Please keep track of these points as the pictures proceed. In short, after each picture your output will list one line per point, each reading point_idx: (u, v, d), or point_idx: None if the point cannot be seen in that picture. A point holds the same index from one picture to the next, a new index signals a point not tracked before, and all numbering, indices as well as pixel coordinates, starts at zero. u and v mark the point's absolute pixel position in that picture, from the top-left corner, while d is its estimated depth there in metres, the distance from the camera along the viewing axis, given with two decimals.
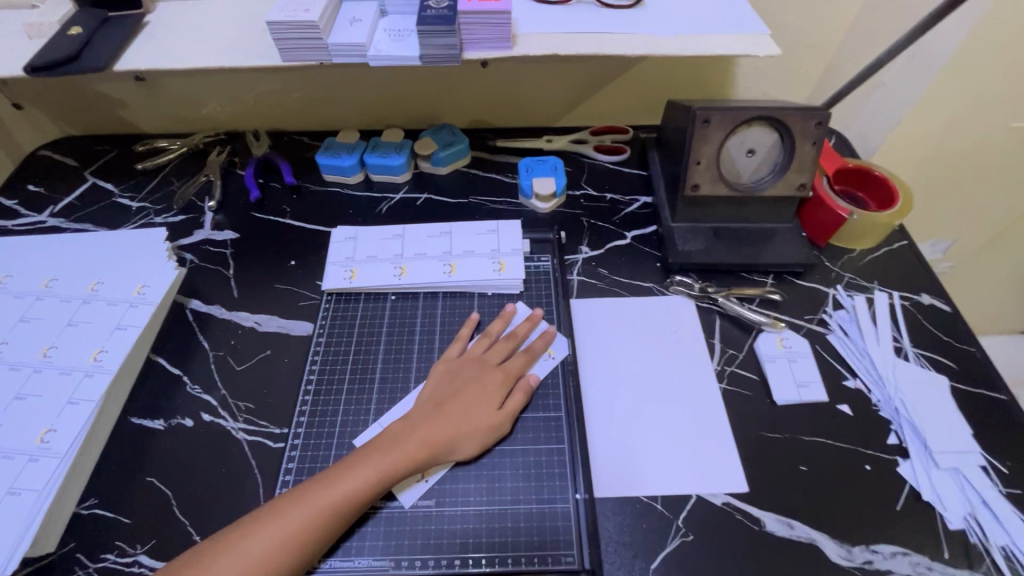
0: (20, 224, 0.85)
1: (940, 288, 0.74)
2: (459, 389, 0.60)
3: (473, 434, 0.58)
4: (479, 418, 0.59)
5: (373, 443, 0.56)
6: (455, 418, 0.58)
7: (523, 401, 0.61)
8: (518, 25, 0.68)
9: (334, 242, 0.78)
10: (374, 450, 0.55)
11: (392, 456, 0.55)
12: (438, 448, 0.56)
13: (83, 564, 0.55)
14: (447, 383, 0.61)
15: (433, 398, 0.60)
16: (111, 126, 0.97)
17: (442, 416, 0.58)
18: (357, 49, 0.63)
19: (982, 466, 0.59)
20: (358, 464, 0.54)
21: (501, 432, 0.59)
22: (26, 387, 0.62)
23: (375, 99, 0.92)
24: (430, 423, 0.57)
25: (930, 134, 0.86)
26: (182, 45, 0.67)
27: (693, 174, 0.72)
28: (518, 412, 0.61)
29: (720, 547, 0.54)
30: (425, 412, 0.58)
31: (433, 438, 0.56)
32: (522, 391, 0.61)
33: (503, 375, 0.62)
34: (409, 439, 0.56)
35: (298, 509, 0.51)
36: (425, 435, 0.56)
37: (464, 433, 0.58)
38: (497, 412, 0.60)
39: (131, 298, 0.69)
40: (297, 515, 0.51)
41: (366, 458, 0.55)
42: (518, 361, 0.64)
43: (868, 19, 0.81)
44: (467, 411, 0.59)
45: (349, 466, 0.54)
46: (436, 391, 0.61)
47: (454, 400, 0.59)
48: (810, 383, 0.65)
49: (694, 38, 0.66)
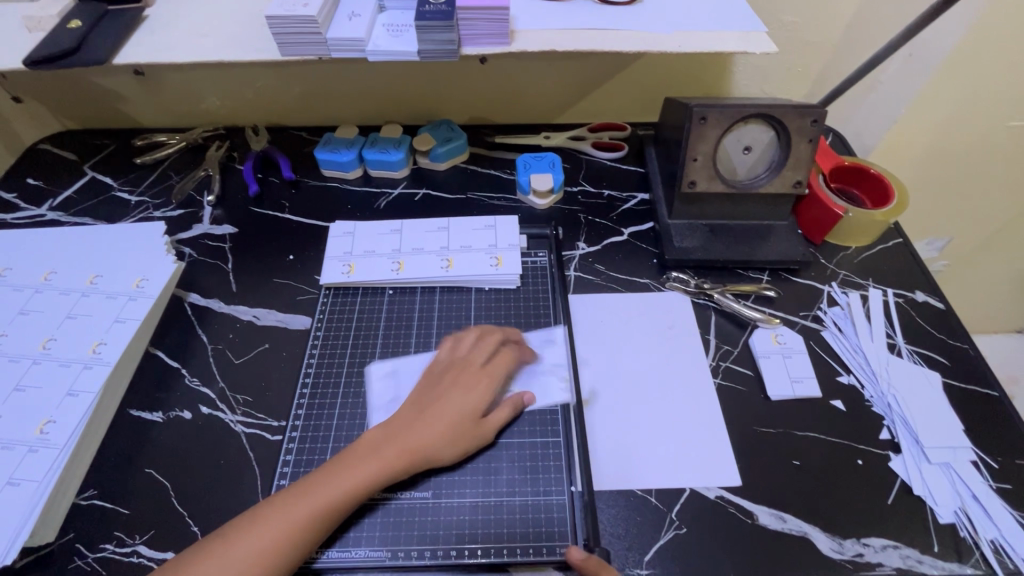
0: (19, 217, 0.85)
1: (934, 286, 0.75)
2: (442, 394, 0.59)
3: (454, 442, 0.57)
4: (460, 426, 0.57)
5: (356, 447, 0.56)
6: (435, 425, 0.57)
7: (509, 416, 0.60)
8: (516, 21, 0.68)
9: (333, 237, 0.79)
10: (359, 455, 0.55)
11: (375, 463, 0.54)
12: (418, 455, 0.55)
13: (83, 554, 0.55)
14: (432, 388, 0.60)
15: (417, 403, 0.59)
16: (111, 120, 0.97)
17: (423, 422, 0.57)
18: (356, 44, 0.64)
19: (973, 461, 0.60)
20: (343, 470, 0.53)
21: (484, 442, 0.58)
22: (26, 378, 0.62)
23: (375, 94, 0.92)
24: (411, 430, 0.56)
25: (926, 132, 0.86)
26: (181, 39, 0.67)
27: (690, 171, 0.73)
28: (504, 424, 0.60)
29: (712, 540, 0.55)
30: (408, 417, 0.58)
31: (413, 445, 0.55)
32: (510, 406, 0.60)
33: (492, 382, 0.60)
34: (390, 445, 0.55)
35: (288, 512, 0.51)
36: (406, 442, 0.55)
37: (445, 441, 0.56)
38: (481, 421, 0.58)
39: (130, 292, 0.70)
40: (286, 518, 0.50)
41: (351, 463, 0.54)
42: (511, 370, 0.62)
43: (864, 17, 0.81)
44: (449, 417, 0.57)
45: (334, 470, 0.54)
46: (420, 397, 0.59)
47: (435, 405, 0.58)
48: (804, 379, 0.65)
49: (692, 35, 0.66)
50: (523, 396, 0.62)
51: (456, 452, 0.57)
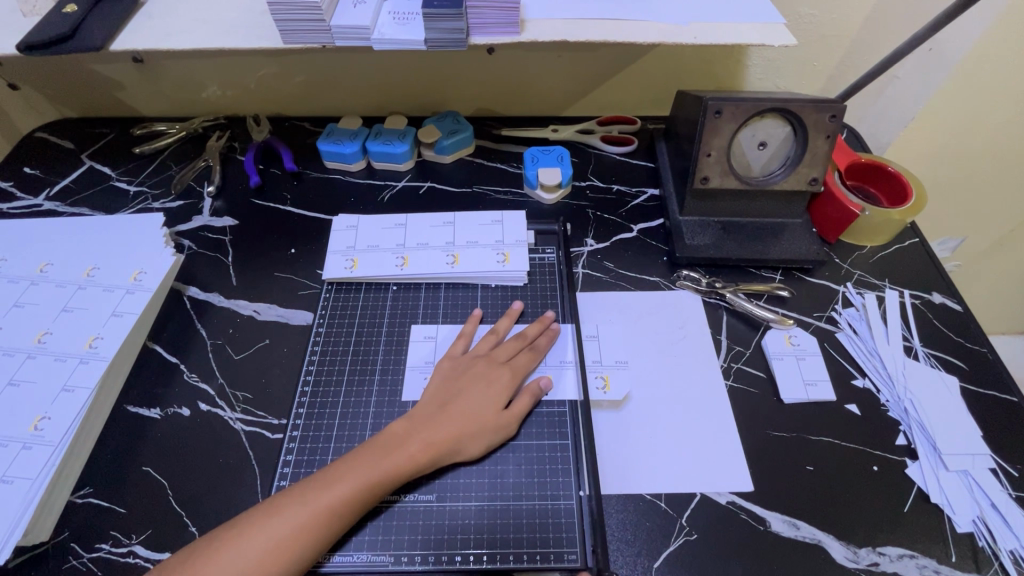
0: (15, 207, 0.84)
1: (952, 287, 0.73)
2: (463, 388, 0.58)
3: (478, 435, 0.56)
4: (481, 418, 0.57)
5: (374, 443, 0.54)
6: (457, 418, 0.56)
7: (529, 404, 0.59)
8: (527, 9, 0.66)
9: (335, 231, 0.77)
10: (377, 450, 0.53)
11: (394, 458, 0.53)
12: (441, 449, 0.54)
13: (78, 554, 0.54)
14: (452, 382, 0.59)
15: (436, 397, 0.58)
16: (109, 108, 0.95)
17: (445, 415, 0.56)
18: (361, 32, 0.61)
19: (991, 468, 0.58)
20: (360, 464, 0.52)
21: (507, 433, 0.58)
22: (20, 373, 0.60)
23: (379, 84, 0.90)
24: (433, 423, 0.55)
25: (945, 129, 0.84)
26: (180, 26, 0.65)
27: (703, 166, 0.71)
28: (524, 413, 0.60)
29: (724, 547, 0.53)
30: (428, 411, 0.57)
31: (435, 440, 0.54)
32: (527, 393, 0.60)
33: (510, 372, 0.60)
34: (411, 440, 0.54)
35: (298, 508, 0.49)
36: (427, 436, 0.55)
37: (468, 433, 0.56)
38: (502, 412, 0.58)
39: (128, 285, 0.68)
40: (298, 514, 0.49)
41: (368, 458, 0.53)
42: (524, 359, 0.62)
43: (884, 10, 0.79)
44: (471, 409, 0.57)
45: (350, 465, 0.52)
46: (439, 391, 0.59)
47: (454, 400, 0.57)
48: (818, 382, 0.64)
49: (708, 26, 0.64)
50: (540, 382, 0.61)
51: (479, 446, 0.56)
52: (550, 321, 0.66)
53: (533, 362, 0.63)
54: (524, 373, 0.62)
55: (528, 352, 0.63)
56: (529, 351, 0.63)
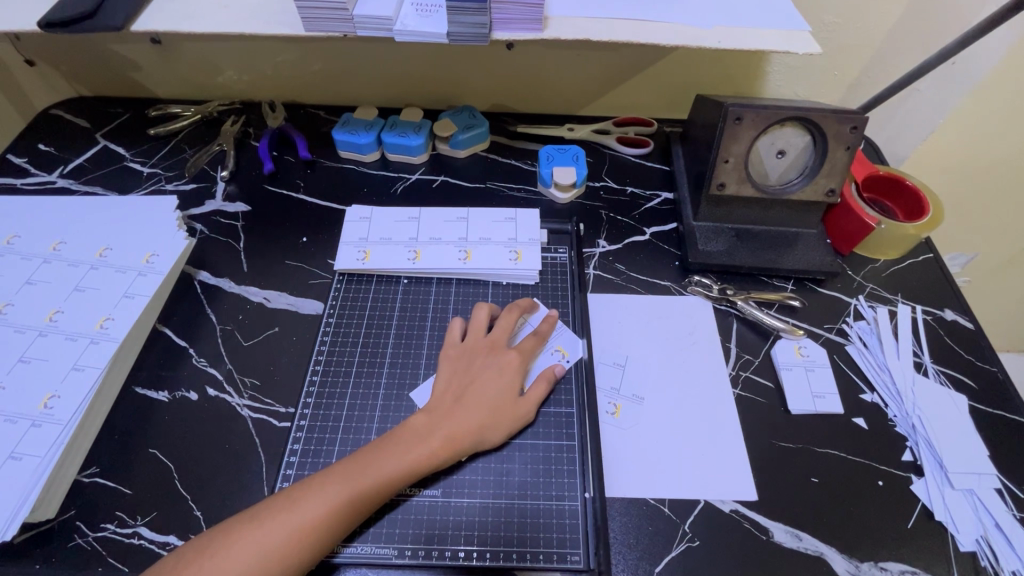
0: (29, 183, 0.84)
1: (964, 304, 0.72)
2: (477, 378, 0.59)
3: (496, 424, 0.56)
4: (498, 406, 0.57)
5: (392, 435, 0.54)
6: (475, 409, 0.56)
7: (544, 391, 0.60)
8: (550, 7, 0.65)
9: (349, 221, 0.77)
10: (397, 442, 0.53)
11: (415, 451, 0.53)
12: (461, 442, 0.55)
13: (83, 533, 0.54)
14: (462, 372, 0.59)
15: (451, 387, 0.58)
16: (124, 87, 0.95)
17: (463, 407, 0.56)
18: (384, 23, 0.61)
19: (997, 489, 0.58)
20: (381, 456, 0.52)
21: (524, 422, 0.59)
22: (31, 350, 0.61)
23: (397, 76, 0.90)
24: (453, 414, 0.56)
25: (964, 144, 0.84)
26: (202, 9, 0.65)
27: (720, 172, 0.70)
28: (540, 402, 0.60)
29: (727, 555, 0.53)
30: (444, 404, 0.57)
31: (455, 431, 0.55)
32: (544, 380, 0.61)
33: (521, 361, 0.61)
34: (430, 434, 0.54)
35: (320, 499, 0.49)
36: (448, 429, 0.55)
37: (487, 424, 0.56)
38: (519, 401, 0.59)
39: (140, 267, 0.68)
40: (320, 504, 0.49)
41: (390, 449, 0.53)
42: (530, 345, 0.63)
43: (909, 23, 0.78)
44: (487, 400, 0.57)
45: (369, 457, 0.52)
46: (451, 381, 0.59)
47: (470, 393, 0.58)
48: (826, 395, 0.63)
49: (733, 30, 0.64)
50: (553, 368, 0.62)
51: (500, 434, 0.57)
52: (534, 304, 0.68)
53: (536, 351, 0.63)
54: (530, 359, 0.63)
55: (533, 338, 0.63)
56: (535, 338, 0.64)
